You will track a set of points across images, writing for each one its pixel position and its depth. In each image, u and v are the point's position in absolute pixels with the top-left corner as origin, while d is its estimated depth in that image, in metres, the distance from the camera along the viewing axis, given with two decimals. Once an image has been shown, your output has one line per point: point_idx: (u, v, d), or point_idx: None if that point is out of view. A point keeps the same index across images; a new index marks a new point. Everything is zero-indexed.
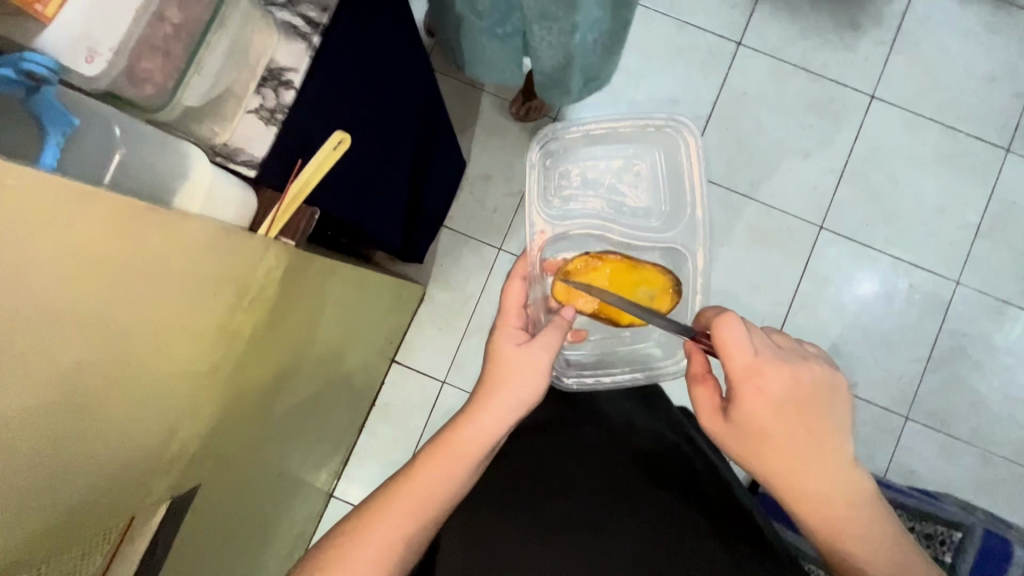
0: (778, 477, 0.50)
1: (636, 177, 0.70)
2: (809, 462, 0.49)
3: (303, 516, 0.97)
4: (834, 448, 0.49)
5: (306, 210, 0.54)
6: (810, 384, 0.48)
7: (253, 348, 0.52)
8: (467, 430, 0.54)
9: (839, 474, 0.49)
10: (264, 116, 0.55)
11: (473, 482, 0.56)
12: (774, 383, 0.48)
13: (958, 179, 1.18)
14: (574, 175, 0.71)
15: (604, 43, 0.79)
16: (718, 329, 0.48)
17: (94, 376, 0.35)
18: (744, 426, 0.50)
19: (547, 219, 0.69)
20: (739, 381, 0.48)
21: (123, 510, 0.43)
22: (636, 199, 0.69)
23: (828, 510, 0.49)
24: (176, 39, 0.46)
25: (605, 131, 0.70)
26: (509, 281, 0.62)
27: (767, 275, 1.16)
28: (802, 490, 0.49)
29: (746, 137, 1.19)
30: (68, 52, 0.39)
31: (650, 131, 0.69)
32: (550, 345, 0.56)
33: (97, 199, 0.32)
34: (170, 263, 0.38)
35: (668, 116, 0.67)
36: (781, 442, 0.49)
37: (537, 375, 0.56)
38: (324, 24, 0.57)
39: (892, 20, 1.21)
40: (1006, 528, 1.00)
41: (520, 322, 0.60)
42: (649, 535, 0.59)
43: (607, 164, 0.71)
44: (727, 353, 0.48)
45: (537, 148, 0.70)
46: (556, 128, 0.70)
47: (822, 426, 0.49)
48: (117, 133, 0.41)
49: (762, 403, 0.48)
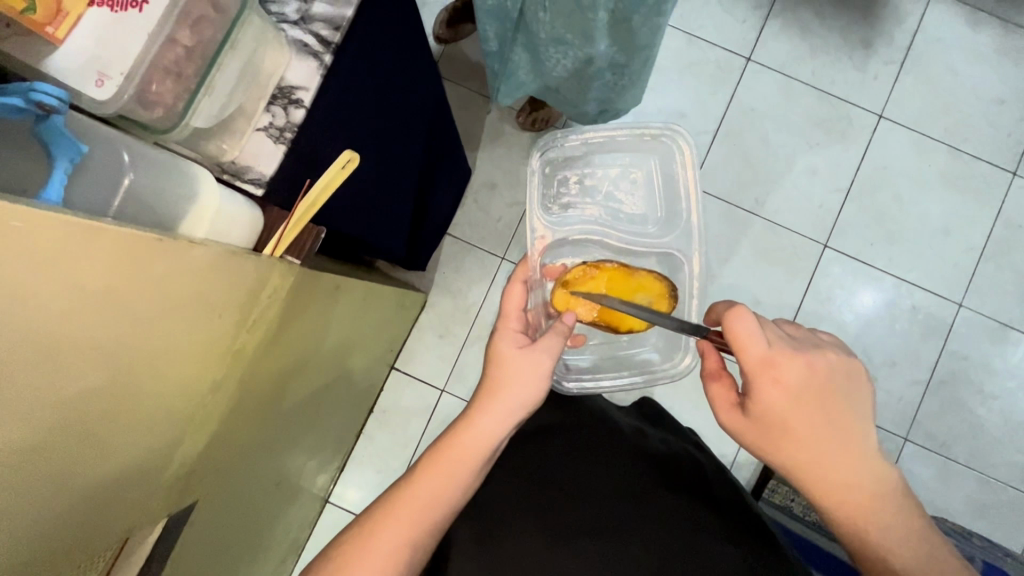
0: (801, 470, 0.49)
1: (632, 184, 0.71)
2: (833, 453, 0.48)
3: (297, 524, 0.96)
4: (856, 437, 0.49)
5: (312, 228, 0.53)
6: (826, 372, 0.48)
7: (257, 365, 0.52)
8: (468, 432, 0.53)
9: (865, 463, 0.48)
10: (273, 134, 0.55)
11: (478, 484, 0.55)
12: (791, 373, 0.47)
13: (963, 201, 1.18)
14: (571, 183, 0.71)
15: (621, 83, 0.79)
16: (730, 321, 0.47)
17: (96, 404, 0.34)
18: (764, 420, 0.49)
19: (548, 225, 0.68)
20: (756, 374, 0.47)
21: (118, 531, 0.43)
22: (632, 206, 0.70)
23: (855, 501, 0.48)
24: (188, 61, 0.45)
25: (603, 139, 0.70)
26: (510, 284, 0.61)
27: (769, 292, 1.16)
28: (829, 481, 0.49)
29: (753, 153, 1.19)
30: (77, 73, 0.40)
31: (646, 139, 0.69)
32: (551, 347, 0.56)
33: (103, 234, 0.31)
34: (175, 288, 0.37)
35: (664, 125, 0.67)
36: (803, 434, 0.48)
37: (537, 378, 0.55)
38: (336, 42, 0.57)
39: (903, 41, 1.20)
40: (1003, 555, 0.99)
41: (520, 324, 0.59)
42: (662, 537, 0.57)
43: (605, 172, 0.71)
44: (741, 345, 0.47)
45: (538, 155, 0.69)
46: (556, 136, 0.70)
47: (843, 414, 0.48)
48: (126, 159, 0.40)
49: (779, 395, 0.47)
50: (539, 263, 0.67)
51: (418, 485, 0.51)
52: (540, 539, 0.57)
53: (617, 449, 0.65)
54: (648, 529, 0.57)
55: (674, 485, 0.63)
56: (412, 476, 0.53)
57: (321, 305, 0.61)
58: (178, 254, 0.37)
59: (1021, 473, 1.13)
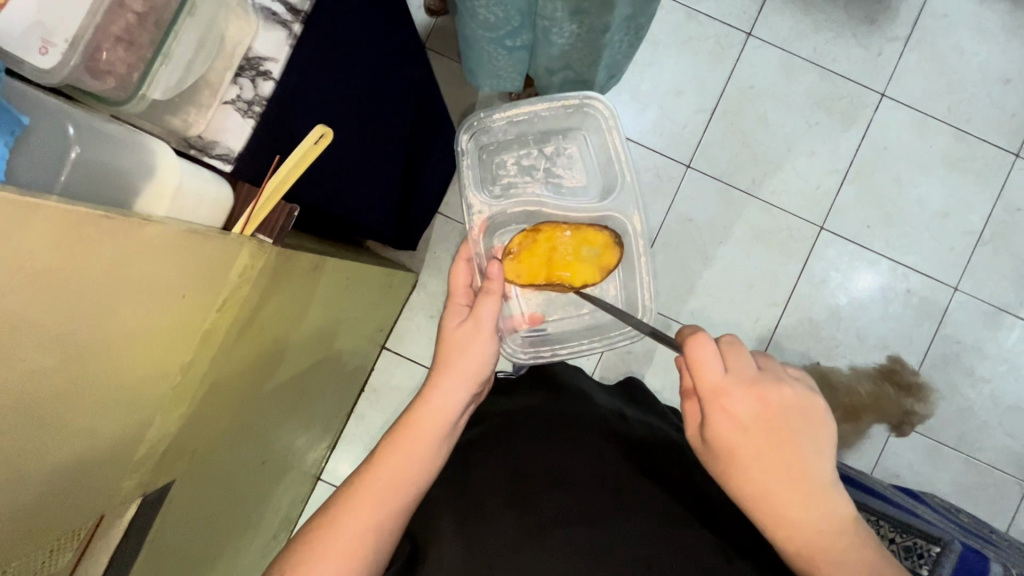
0: (749, 502, 0.46)
1: (568, 159, 0.77)
2: (777, 484, 0.45)
3: (289, 500, 0.97)
4: (813, 478, 0.45)
5: (284, 206, 0.51)
6: (778, 407, 0.46)
7: (230, 348, 0.51)
8: (422, 410, 0.54)
9: (818, 503, 0.45)
10: (241, 108, 0.53)
11: (444, 461, 0.55)
12: (740, 404, 0.46)
13: (964, 184, 1.15)
14: (510, 164, 0.77)
15: (630, 40, 0.79)
16: (689, 346, 0.47)
17: (46, 389, 0.33)
18: (714, 448, 0.47)
19: (485, 200, 0.72)
20: (707, 401, 0.46)
21: (88, 511, 0.43)
22: (571, 179, 0.76)
23: (811, 543, 0.45)
24: (140, 28, 0.43)
25: (527, 115, 0.74)
26: (455, 262, 0.64)
27: (764, 274, 1.15)
28: (775, 515, 0.45)
29: (752, 133, 1.16)
30: (20, 41, 0.38)
31: (569, 111, 0.74)
32: (489, 315, 0.57)
33: (42, 215, 0.29)
34: (128, 268, 0.36)
35: (581, 95, 0.71)
36: (753, 467, 0.45)
37: (479, 343, 0.56)
38: (306, 11, 0.55)
39: (909, 17, 1.16)
40: (988, 533, 0.99)
41: (468, 298, 0.62)
42: (642, 529, 0.56)
43: (539, 150, 0.77)
44: (697, 370, 0.47)
45: (467, 136, 0.74)
46: (482, 117, 0.74)
47: (797, 450, 0.45)
48: (71, 131, 0.39)
49: (729, 423, 0.46)
50: (483, 242, 0.71)
51: (381, 469, 0.51)
52: (519, 529, 0.56)
53: (600, 438, 0.65)
54: (627, 515, 0.57)
55: (653, 471, 0.63)
56: (373, 460, 0.53)
57: (302, 284, 0.60)
58: (127, 232, 0.35)
59: (1008, 456, 1.14)
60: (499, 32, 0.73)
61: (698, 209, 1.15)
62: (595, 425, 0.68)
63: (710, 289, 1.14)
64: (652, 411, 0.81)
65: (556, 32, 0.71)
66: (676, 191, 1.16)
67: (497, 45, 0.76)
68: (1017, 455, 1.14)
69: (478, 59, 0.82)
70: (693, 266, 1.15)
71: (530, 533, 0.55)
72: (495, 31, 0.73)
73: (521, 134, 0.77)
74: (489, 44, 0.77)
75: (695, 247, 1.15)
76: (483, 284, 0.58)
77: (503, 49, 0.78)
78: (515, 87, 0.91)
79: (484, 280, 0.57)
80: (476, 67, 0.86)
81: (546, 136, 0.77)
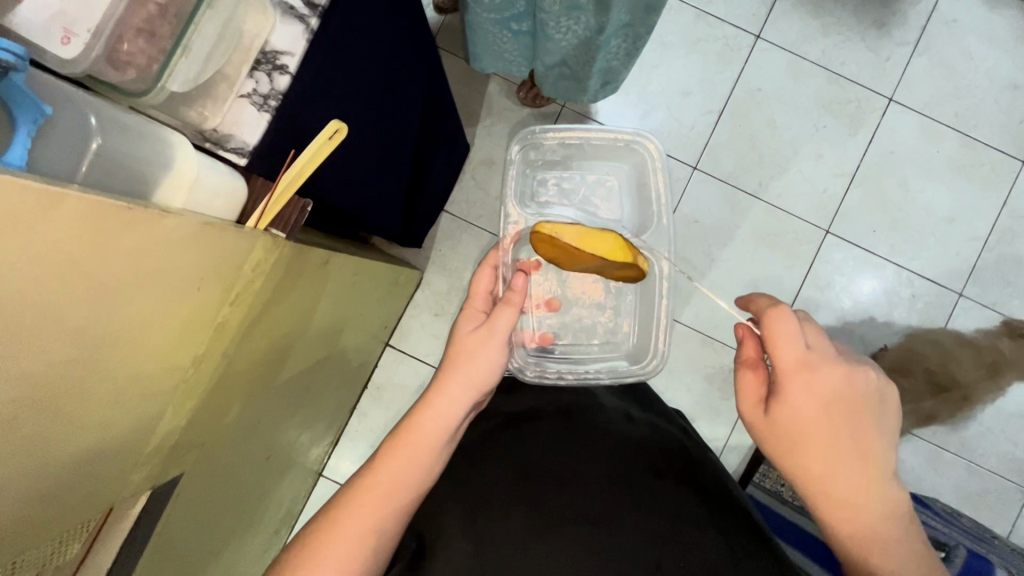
0: (802, 479, 0.47)
1: (607, 191, 0.80)
2: (848, 465, 0.46)
3: (290, 498, 0.96)
4: (879, 462, 0.46)
5: (298, 201, 0.52)
6: (862, 390, 0.46)
7: (238, 344, 0.51)
8: (426, 416, 0.54)
9: (874, 488, 0.45)
10: (256, 102, 0.54)
11: (445, 463, 0.55)
12: (825, 382, 0.46)
13: (970, 189, 1.15)
14: (550, 184, 0.80)
15: (626, 50, 0.77)
16: (773, 319, 0.48)
17: (62, 380, 0.33)
18: (783, 423, 0.48)
19: (524, 213, 0.74)
20: (787, 375, 0.47)
21: (98, 504, 0.43)
22: (607, 210, 0.79)
23: (864, 527, 0.45)
24: (162, 19, 0.44)
25: (579, 140, 0.78)
26: (480, 268, 0.65)
27: (768, 277, 1.15)
28: (830, 493, 0.46)
29: (759, 135, 1.16)
30: (44, 33, 0.38)
31: (619, 145, 0.78)
32: (503, 326, 0.57)
33: (65, 208, 0.29)
34: (145, 261, 0.36)
35: (635, 131, 0.76)
36: (823, 445, 0.46)
37: (494, 351, 0.56)
38: (322, 6, 0.55)
39: (918, 22, 1.16)
40: (990, 536, 1.00)
41: (485, 305, 0.62)
42: (648, 532, 0.55)
43: (583, 177, 0.80)
44: (778, 344, 0.48)
45: (517, 147, 0.78)
46: (537, 131, 0.78)
47: (869, 434, 0.46)
48: (94, 121, 0.39)
49: (808, 400, 0.46)
50: (511, 253, 0.72)
51: (382, 473, 0.51)
52: (525, 528, 0.56)
53: (609, 439, 0.66)
54: (634, 515, 0.57)
55: (660, 471, 0.63)
56: (373, 463, 0.53)
57: (311, 281, 0.60)
58: (148, 225, 0.35)
59: (1010, 463, 1.14)
60: (503, 13, 0.74)
61: (703, 210, 1.15)
62: (604, 427, 0.68)
63: (715, 291, 1.14)
64: (659, 411, 0.82)
65: (553, 26, 0.71)
66: (682, 192, 1.16)
67: (501, 26, 0.77)
68: (1019, 462, 1.14)
69: (481, 44, 0.83)
70: (698, 268, 1.14)
71: (540, 531, 0.55)
72: (499, 13, 0.74)
73: (567, 159, 0.81)
74: (493, 26, 0.78)
75: (701, 248, 1.15)
76: (505, 294, 0.58)
77: (508, 32, 0.79)
78: (520, 72, 0.92)
79: (506, 290, 0.59)
80: (478, 52, 0.86)
81: (591, 164, 0.81)
